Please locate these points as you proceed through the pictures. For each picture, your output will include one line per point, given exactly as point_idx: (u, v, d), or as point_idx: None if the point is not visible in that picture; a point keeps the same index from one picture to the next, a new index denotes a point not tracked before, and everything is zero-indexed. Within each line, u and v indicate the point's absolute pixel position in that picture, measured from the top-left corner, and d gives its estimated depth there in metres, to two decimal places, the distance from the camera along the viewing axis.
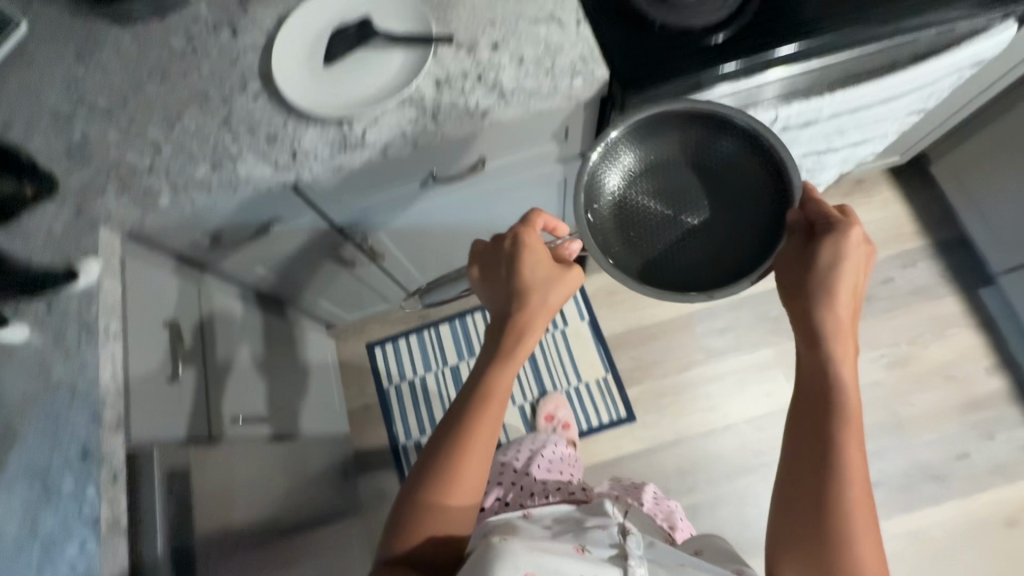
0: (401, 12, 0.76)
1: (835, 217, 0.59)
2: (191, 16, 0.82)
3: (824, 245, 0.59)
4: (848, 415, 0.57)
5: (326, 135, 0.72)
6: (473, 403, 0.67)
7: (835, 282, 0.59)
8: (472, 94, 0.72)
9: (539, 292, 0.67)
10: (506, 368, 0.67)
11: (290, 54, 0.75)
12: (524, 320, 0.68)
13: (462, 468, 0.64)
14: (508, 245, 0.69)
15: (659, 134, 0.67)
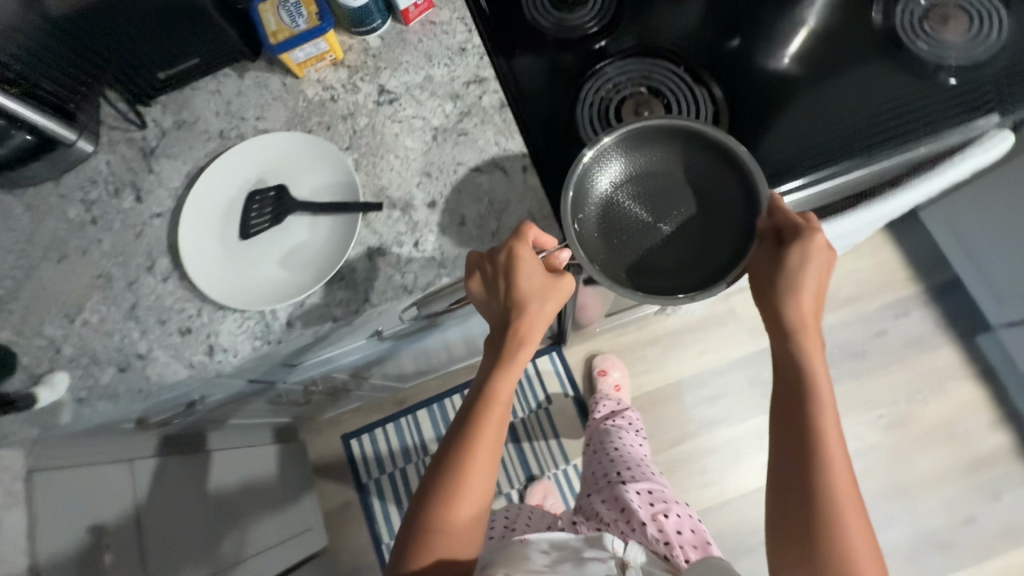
0: (322, 169, 0.67)
1: (803, 225, 0.55)
2: (88, 176, 0.72)
3: (792, 251, 0.55)
4: (825, 415, 0.54)
5: (245, 325, 0.63)
6: (471, 425, 0.60)
7: (803, 284, 0.55)
8: (409, 266, 0.64)
9: (539, 305, 0.60)
10: (505, 383, 0.61)
11: (201, 227, 0.66)
12: (522, 333, 0.60)
13: (458, 495, 0.59)
14: (500, 257, 0.59)
15: (646, 143, 0.66)
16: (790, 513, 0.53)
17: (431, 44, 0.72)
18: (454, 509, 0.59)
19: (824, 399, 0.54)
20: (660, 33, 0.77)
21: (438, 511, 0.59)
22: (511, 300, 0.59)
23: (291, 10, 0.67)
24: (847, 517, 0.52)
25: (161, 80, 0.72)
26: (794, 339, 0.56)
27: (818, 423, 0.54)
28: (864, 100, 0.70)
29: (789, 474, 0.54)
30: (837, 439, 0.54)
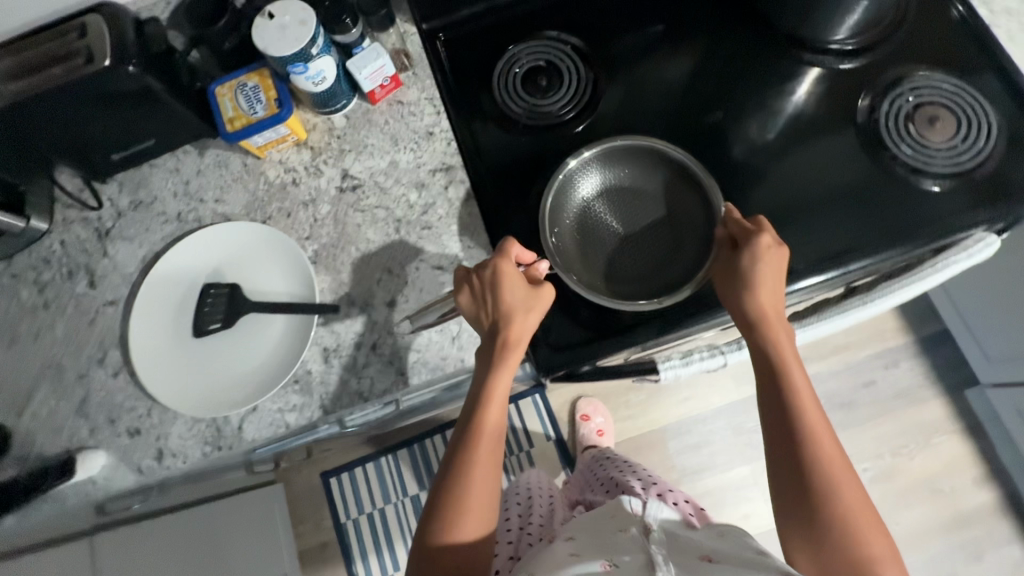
0: (280, 265, 0.65)
1: (750, 230, 0.58)
2: (40, 257, 0.69)
3: (743, 254, 0.57)
4: (803, 398, 0.56)
5: (196, 429, 0.62)
6: (468, 429, 0.59)
7: (760, 281, 0.57)
8: (365, 371, 0.62)
9: (526, 310, 0.58)
10: (498, 384, 0.58)
11: (151, 322, 0.64)
12: (513, 339, 0.57)
13: (466, 494, 0.57)
14: (486, 271, 0.58)
15: (624, 160, 0.66)
16: (792, 490, 0.55)
17: (398, 126, 0.70)
18: (466, 510, 0.57)
19: (796, 382, 0.57)
20: (643, 103, 0.70)
21: (447, 515, 0.57)
22: (497, 308, 0.57)
23: (249, 95, 0.65)
24: (845, 484, 0.54)
25: (117, 159, 0.70)
26: (760, 333, 0.57)
27: (798, 406, 0.56)
28: (847, 203, 0.65)
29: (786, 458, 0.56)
30: (818, 413, 0.56)
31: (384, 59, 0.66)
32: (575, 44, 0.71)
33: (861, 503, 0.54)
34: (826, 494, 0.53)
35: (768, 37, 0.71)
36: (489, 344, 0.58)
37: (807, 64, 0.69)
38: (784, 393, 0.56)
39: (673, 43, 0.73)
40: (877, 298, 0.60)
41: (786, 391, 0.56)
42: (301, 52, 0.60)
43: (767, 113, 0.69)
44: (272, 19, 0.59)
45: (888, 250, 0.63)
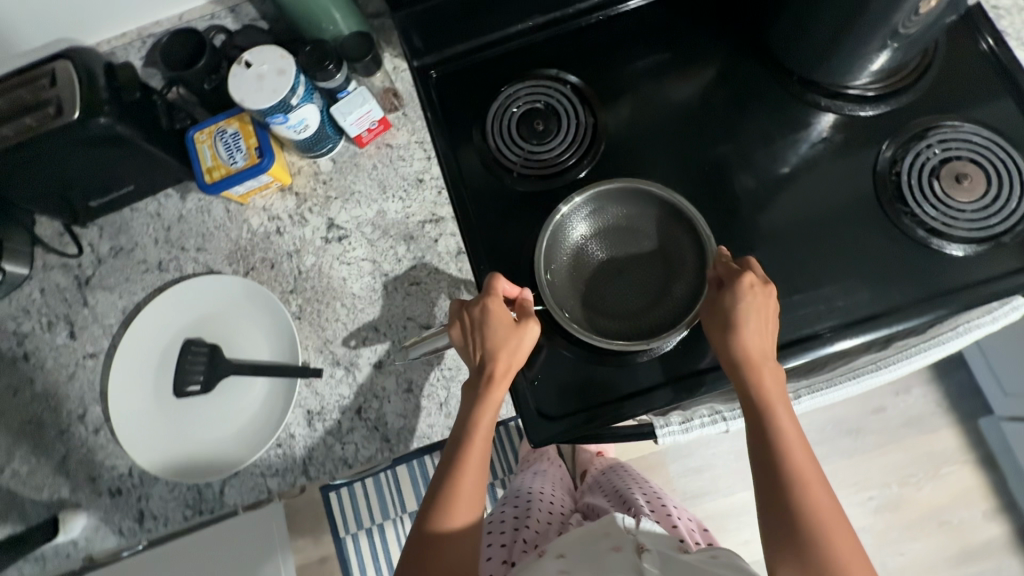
0: (262, 323, 0.63)
1: (738, 272, 0.54)
2: (21, 304, 0.68)
3: (729, 296, 0.53)
4: (790, 442, 0.52)
5: (177, 491, 0.60)
6: (448, 465, 0.55)
7: (750, 321, 0.53)
8: (350, 437, 0.60)
9: (512, 344, 0.55)
10: (488, 405, 0.55)
11: (132, 379, 0.62)
12: (498, 374, 0.54)
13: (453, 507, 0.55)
14: (473, 305, 0.55)
15: (618, 203, 0.61)
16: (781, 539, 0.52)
17: (387, 172, 0.67)
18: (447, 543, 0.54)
19: (784, 426, 0.52)
20: (644, 147, 0.66)
21: (424, 550, 0.54)
22: (480, 342, 0.54)
23: (228, 143, 0.62)
24: (837, 531, 0.51)
25: (95, 206, 0.67)
26: (744, 375, 0.53)
27: (785, 451, 0.52)
28: (859, 261, 0.60)
29: (774, 505, 0.52)
30: (805, 455, 0.53)
31: (370, 105, 0.62)
32: (575, 84, 0.67)
33: (854, 548, 0.51)
34: (821, 543, 0.50)
35: (780, 79, 0.67)
36: (472, 378, 0.56)
37: (820, 110, 0.65)
38: (769, 439, 0.52)
39: (677, 82, 0.68)
40: (891, 365, 0.54)
41: (772, 436, 0.52)
42: (281, 103, 0.56)
43: (777, 162, 0.65)
44: (249, 69, 0.56)
45: (902, 319, 0.58)
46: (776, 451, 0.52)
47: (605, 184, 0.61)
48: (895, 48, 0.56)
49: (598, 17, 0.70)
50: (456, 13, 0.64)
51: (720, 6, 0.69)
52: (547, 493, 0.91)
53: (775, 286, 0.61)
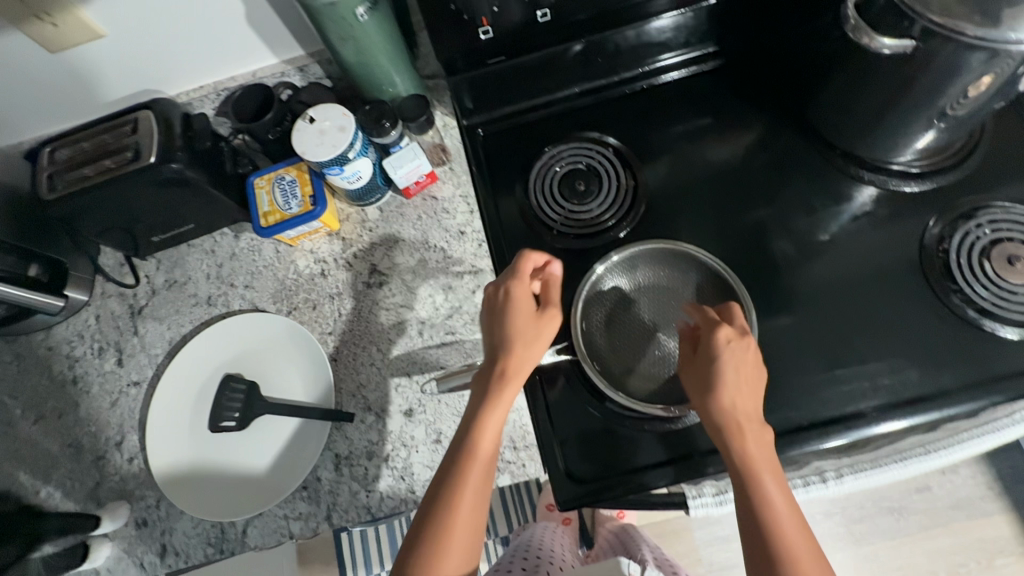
0: (299, 364, 0.64)
1: (714, 322, 0.54)
2: (77, 329, 0.71)
3: (705, 350, 0.53)
4: (780, 519, 0.48)
5: (201, 527, 0.60)
6: (445, 486, 0.50)
7: (727, 374, 0.51)
8: (375, 484, 0.59)
9: (529, 337, 0.55)
10: (493, 415, 0.52)
11: (171, 411, 0.64)
12: (512, 369, 0.54)
13: (444, 546, 0.48)
14: (499, 298, 0.57)
15: (656, 264, 0.62)
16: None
17: (430, 223, 0.69)
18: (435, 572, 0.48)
19: (768, 493, 0.48)
20: (681, 210, 0.67)
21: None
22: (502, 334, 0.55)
23: (285, 190, 0.66)
24: None
25: (157, 241, 0.71)
26: (726, 441, 0.50)
27: (771, 521, 0.48)
28: (905, 337, 0.59)
29: None
30: (796, 525, 0.48)
31: (420, 160, 0.65)
32: (616, 146, 0.69)
33: None
34: None
35: (821, 150, 0.67)
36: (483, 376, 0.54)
37: (862, 183, 0.65)
38: (756, 516, 0.48)
39: (717, 148, 0.70)
40: (942, 450, 0.51)
41: (760, 513, 0.48)
42: (339, 157, 0.60)
43: (818, 232, 0.65)
44: (312, 123, 0.60)
45: (951, 402, 0.56)
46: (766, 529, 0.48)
47: (641, 244, 0.62)
48: (941, 128, 0.57)
49: (641, 86, 0.72)
50: (506, 77, 0.68)
51: (762, 78, 0.71)
52: (555, 546, 0.89)
53: (817, 359, 0.59)
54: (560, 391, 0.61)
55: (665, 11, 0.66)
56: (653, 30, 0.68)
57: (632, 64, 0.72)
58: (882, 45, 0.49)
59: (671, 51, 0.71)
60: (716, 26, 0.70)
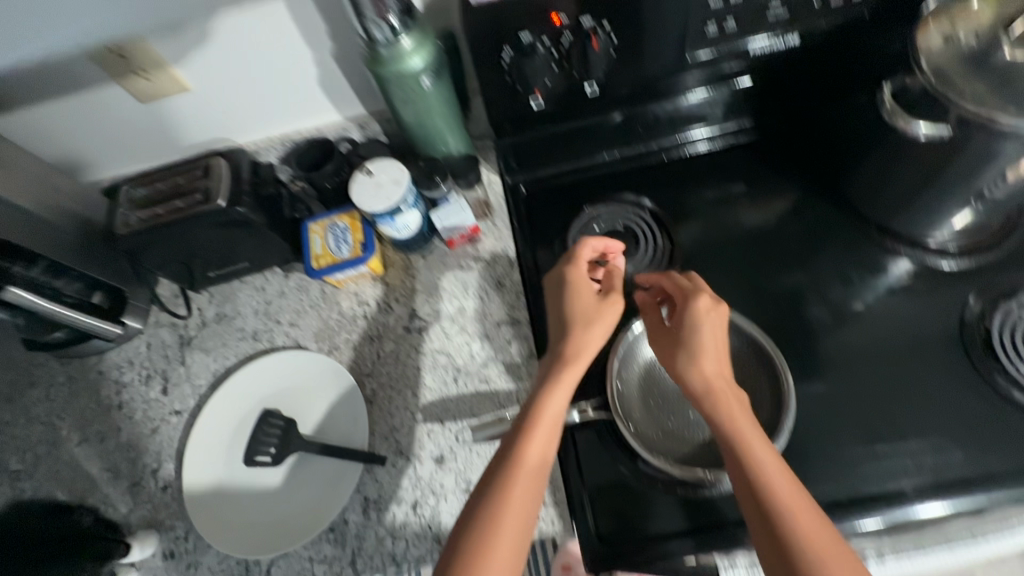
0: (336, 404, 0.66)
1: (687, 289, 0.56)
2: (128, 355, 0.75)
3: (682, 316, 0.54)
4: (774, 481, 0.44)
5: (227, 563, 0.61)
6: (506, 454, 0.48)
7: (702, 336, 0.53)
8: (401, 532, 0.59)
9: (591, 317, 0.56)
10: (558, 390, 0.52)
11: (211, 442, 0.66)
12: (579, 348, 0.54)
13: (503, 516, 0.45)
14: (562, 282, 0.59)
15: None
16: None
17: (471, 273, 0.72)
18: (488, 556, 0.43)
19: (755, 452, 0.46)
20: (717, 272, 0.68)
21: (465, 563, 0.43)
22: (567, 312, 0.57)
23: (338, 236, 0.70)
24: None
25: (212, 277, 0.75)
26: (707, 403, 0.50)
27: (764, 484, 0.44)
28: (946, 414, 0.58)
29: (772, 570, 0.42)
30: (795, 489, 0.44)
31: (466, 213, 0.69)
32: (651, 208, 0.72)
33: None
34: None
35: (855, 222, 0.69)
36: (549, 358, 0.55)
37: (897, 256, 0.66)
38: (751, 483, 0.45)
39: (753, 214, 0.72)
40: None
41: (752, 473, 0.45)
42: (392, 208, 0.64)
43: (854, 302, 0.65)
44: (370, 177, 0.65)
45: (999, 488, 0.54)
46: (770, 506, 0.43)
47: None
48: (978, 206, 0.59)
49: (679, 154, 0.76)
50: (549, 141, 0.72)
51: (793, 153, 0.74)
52: None
53: (856, 432, 0.58)
54: (592, 447, 0.60)
55: (694, 88, 0.69)
56: (686, 102, 0.71)
57: (670, 134, 0.75)
58: (918, 129, 0.53)
59: (698, 124, 0.75)
60: (751, 104, 0.73)
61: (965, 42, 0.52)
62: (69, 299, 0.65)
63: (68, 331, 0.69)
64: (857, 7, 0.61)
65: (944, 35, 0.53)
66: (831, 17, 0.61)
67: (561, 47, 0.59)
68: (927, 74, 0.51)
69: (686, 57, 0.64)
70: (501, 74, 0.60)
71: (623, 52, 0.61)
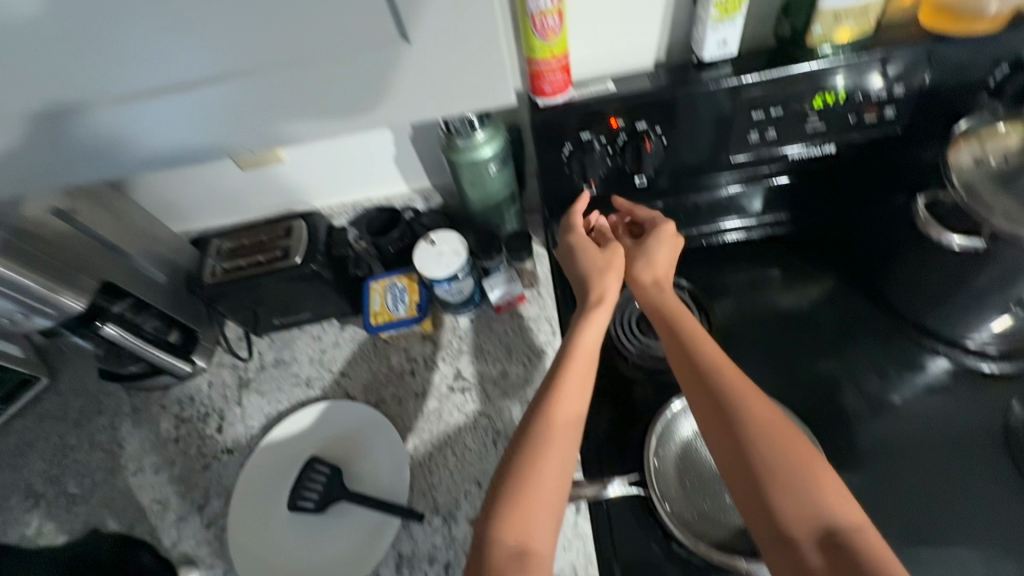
0: (379, 456, 0.69)
1: (655, 221, 0.67)
2: (189, 391, 0.80)
3: (653, 242, 0.65)
4: (719, 366, 0.55)
5: None
6: (548, 384, 0.56)
7: (661, 257, 0.65)
8: None
9: (602, 267, 0.64)
10: (587, 327, 0.60)
11: (258, 482, 0.69)
12: (605, 294, 0.62)
13: (551, 433, 0.53)
14: (570, 240, 0.67)
15: None
16: (755, 526, 0.49)
17: (515, 338, 0.76)
18: (540, 464, 0.51)
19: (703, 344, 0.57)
20: (755, 356, 0.70)
21: (520, 472, 0.51)
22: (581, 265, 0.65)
23: (396, 296, 0.76)
24: (795, 458, 0.50)
25: (275, 324, 0.81)
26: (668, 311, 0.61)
27: (713, 370, 0.55)
28: (989, 519, 0.58)
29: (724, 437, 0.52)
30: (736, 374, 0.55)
31: (515, 283, 0.74)
32: (690, 289, 0.76)
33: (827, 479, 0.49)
34: (771, 458, 0.50)
35: (891, 316, 0.71)
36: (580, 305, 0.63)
37: (934, 353, 0.68)
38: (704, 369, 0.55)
39: (789, 300, 0.74)
40: None
41: (702, 358, 0.56)
42: (450, 275, 0.70)
43: (893, 396, 0.66)
44: (432, 245, 0.71)
45: None
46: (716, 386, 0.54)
47: None
48: (1016, 311, 0.60)
49: (719, 239, 0.79)
50: None
51: (829, 246, 0.78)
52: None
53: (897, 533, 0.58)
54: (626, 523, 0.61)
55: (731, 183, 0.74)
56: (723, 193, 0.75)
57: (708, 220, 0.78)
58: (952, 240, 0.56)
59: (729, 216, 0.78)
60: (788, 200, 0.77)
61: (995, 163, 0.56)
62: (148, 335, 0.71)
63: (143, 365, 0.74)
64: (891, 124, 0.66)
65: (975, 155, 0.57)
66: (865, 131, 0.67)
67: (616, 144, 0.65)
68: (958, 188, 0.55)
69: (727, 158, 0.69)
70: (560, 164, 0.67)
71: (671, 151, 0.68)
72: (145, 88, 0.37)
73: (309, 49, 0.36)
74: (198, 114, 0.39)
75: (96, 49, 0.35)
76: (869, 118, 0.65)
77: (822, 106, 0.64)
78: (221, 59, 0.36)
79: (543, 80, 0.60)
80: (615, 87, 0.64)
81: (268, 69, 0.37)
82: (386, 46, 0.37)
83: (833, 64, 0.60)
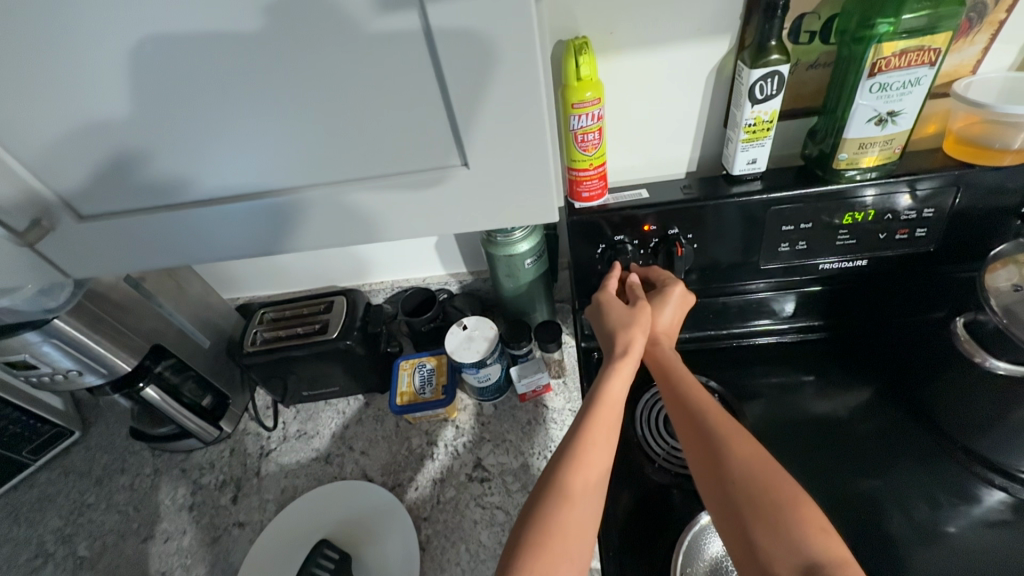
0: (389, 547, 0.66)
1: (665, 279, 0.67)
2: (211, 457, 0.80)
3: (666, 300, 0.65)
4: (712, 414, 0.56)
5: None
6: (571, 435, 0.55)
7: (670, 316, 0.65)
8: None
9: (625, 321, 0.63)
10: (610, 377, 0.59)
11: (262, 564, 0.67)
12: (631, 345, 0.61)
13: (572, 484, 0.51)
14: (598, 298, 0.67)
15: None
16: None
17: (538, 428, 0.75)
18: (563, 516, 0.49)
19: (697, 395, 0.58)
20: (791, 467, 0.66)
21: (542, 527, 0.49)
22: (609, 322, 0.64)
23: (423, 375, 0.78)
24: (790, 505, 0.48)
25: (304, 395, 0.83)
26: (668, 369, 0.62)
27: (705, 420, 0.56)
28: None
29: (720, 488, 0.51)
30: (728, 422, 0.55)
31: (542, 372, 0.75)
32: (718, 389, 0.74)
33: (824, 529, 0.46)
34: (764, 505, 0.48)
35: (937, 437, 0.67)
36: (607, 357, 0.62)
37: (989, 485, 0.63)
38: (698, 420, 0.56)
39: (825, 411, 0.71)
40: None
41: (697, 410, 0.57)
42: (478, 361, 0.71)
43: (948, 530, 0.60)
44: (463, 330, 0.73)
45: None
46: (708, 434, 0.54)
47: None
48: None
49: (752, 340, 0.79)
50: None
51: (866, 357, 0.76)
52: None
53: None
54: None
55: (760, 289, 0.75)
56: (752, 296, 0.75)
57: (738, 322, 0.79)
58: (996, 364, 0.58)
59: (760, 320, 0.79)
60: (821, 308, 0.77)
61: None
62: (186, 400, 0.75)
63: (173, 428, 0.76)
64: (922, 241, 0.67)
65: (1013, 280, 0.58)
66: (895, 247, 0.68)
67: (648, 245, 0.69)
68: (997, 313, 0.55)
69: (758, 264, 0.71)
70: (593, 261, 0.70)
71: (702, 255, 0.70)
72: (219, 167, 0.41)
73: (374, 149, 0.40)
74: (266, 207, 0.44)
75: (180, 137, 0.39)
76: (900, 236, 0.67)
77: (851, 222, 0.66)
78: (293, 157, 0.41)
79: (581, 186, 0.65)
80: (649, 194, 0.68)
81: (333, 177, 0.42)
82: (442, 145, 0.40)
83: (860, 185, 0.62)
